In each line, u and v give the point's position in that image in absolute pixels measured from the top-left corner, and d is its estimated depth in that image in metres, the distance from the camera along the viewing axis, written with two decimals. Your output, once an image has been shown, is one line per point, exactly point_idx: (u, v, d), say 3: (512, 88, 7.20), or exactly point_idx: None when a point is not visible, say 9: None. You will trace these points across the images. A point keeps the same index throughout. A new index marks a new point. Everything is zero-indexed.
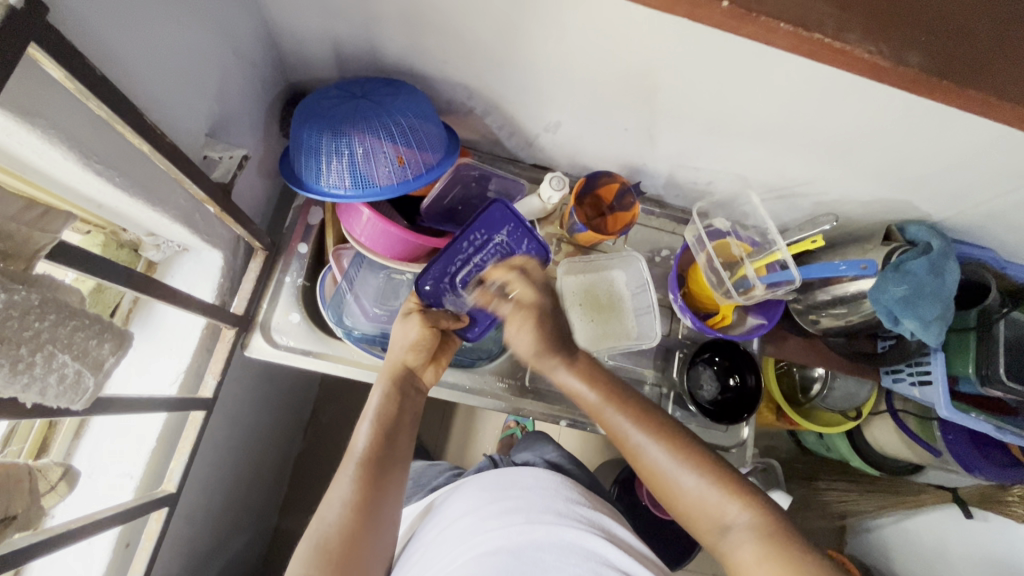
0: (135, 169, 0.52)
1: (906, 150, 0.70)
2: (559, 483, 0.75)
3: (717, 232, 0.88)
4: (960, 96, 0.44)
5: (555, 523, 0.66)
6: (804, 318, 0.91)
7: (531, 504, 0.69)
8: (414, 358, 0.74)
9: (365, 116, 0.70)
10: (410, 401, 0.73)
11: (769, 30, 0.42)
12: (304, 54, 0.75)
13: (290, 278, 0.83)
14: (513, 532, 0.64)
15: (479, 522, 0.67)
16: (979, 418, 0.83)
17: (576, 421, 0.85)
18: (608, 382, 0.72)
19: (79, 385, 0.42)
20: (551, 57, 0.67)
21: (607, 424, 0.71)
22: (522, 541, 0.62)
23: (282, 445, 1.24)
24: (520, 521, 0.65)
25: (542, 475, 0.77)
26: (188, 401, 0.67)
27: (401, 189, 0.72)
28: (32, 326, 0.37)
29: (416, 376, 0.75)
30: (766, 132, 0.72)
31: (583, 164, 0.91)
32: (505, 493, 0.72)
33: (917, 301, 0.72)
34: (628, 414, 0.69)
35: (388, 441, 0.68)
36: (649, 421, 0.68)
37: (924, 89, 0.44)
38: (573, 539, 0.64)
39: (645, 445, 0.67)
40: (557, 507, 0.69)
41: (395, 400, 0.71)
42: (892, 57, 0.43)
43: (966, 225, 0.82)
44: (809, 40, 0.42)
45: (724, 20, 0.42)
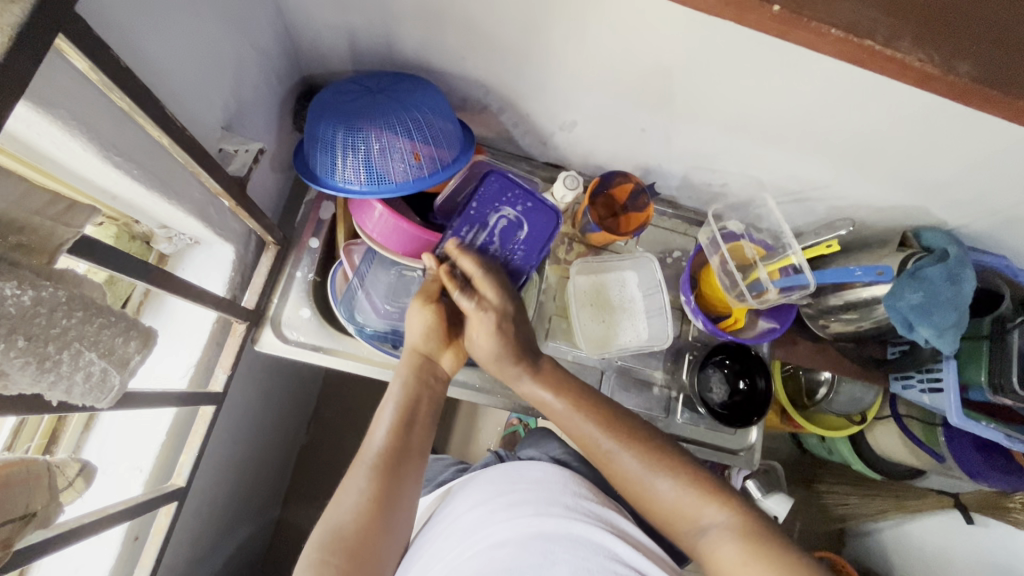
0: (152, 161, 0.52)
1: (928, 156, 0.69)
2: (567, 477, 0.75)
3: (732, 234, 0.87)
4: (1007, 107, 0.44)
5: (563, 517, 0.65)
6: (814, 322, 0.91)
7: (539, 497, 0.69)
8: (435, 346, 0.74)
9: (382, 112, 0.69)
10: (433, 389, 0.73)
11: (818, 36, 0.41)
12: (319, 47, 0.74)
13: (301, 273, 0.82)
14: (522, 523, 0.64)
15: (488, 515, 0.67)
16: (990, 426, 0.82)
17: None
18: (575, 390, 0.72)
19: (105, 383, 0.42)
20: (571, 55, 0.67)
21: (573, 430, 0.70)
22: (531, 532, 0.62)
23: (286, 438, 1.24)
24: (528, 514, 0.65)
25: (550, 469, 0.76)
26: (198, 396, 0.67)
27: (418, 186, 0.71)
28: (60, 323, 0.37)
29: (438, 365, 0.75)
30: (786, 134, 0.71)
31: (596, 164, 0.91)
32: (513, 486, 0.72)
33: (933, 308, 0.72)
34: (595, 421, 0.68)
35: (408, 432, 0.67)
36: (617, 427, 0.68)
37: (975, 99, 0.43)
38: (582, 532, 0.63)
39: (615, 451, 0.66)
40: (564, 501, 0.69)
41: (417, 389, 0.71)
42: (943, 65, 0.42)
43: (982, 232, 0.82)
44: (857, 47, 0.42)
45: (771, 26, 0.42)
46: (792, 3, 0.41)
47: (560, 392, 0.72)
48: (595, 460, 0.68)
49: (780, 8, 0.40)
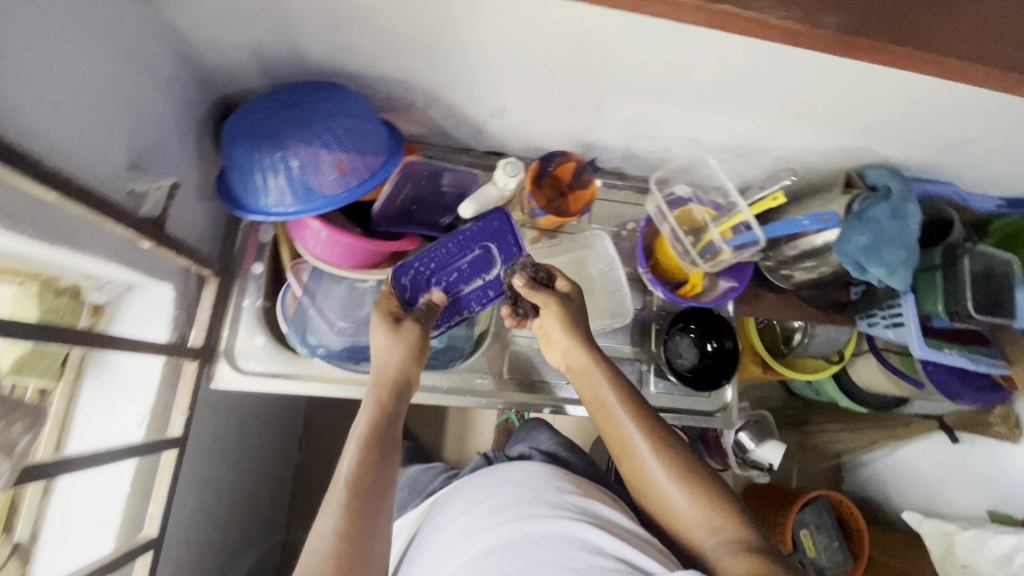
0: (47, 217, 0.49)
1: (858, 98, 0.68)
2: (549, 474, 0.75)
3: (678, 199, 0.87)
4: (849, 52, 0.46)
5: (546, 516, 0.65)
6: (776, 275, 0.91)
7: (522, 499, 0.69)
8: (409, 370, 0.72)
9: (298, 127, 0.66)
10: (399, 415, 0.70)
11: None
12: (226, 66, 0.71)
13: (248, 301, 0.80)
14: (505, 529, 0.64)
15: (472, 528, 0.67)
16: (952, 352, 0.84)
17: (561, 407, 0.85)
18: (622, 386, 0.72)
19: None
20: (482, 42, 0.64)
21: (606, 416, 0.73)
22: (514, 539, 0.62)
23: (278, 461, 1.23)
24: (511, 519, 0.65)
25: (532, 468, 0.76)
26: (154, 445, 0.66)
27: (348, 198, 0.69)
28: None
29: (405, 386, 0.72)
30: (714, 93, 0.70)
31: (537, 146, 0.89)
32: (496, 492, 0.72)
33: (880, 248, 0.72)
34: (630, 412, 0.71)
35: (378, 465, 0.63)
36: (648, 419, 0.70)
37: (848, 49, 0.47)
38: (564, 529, 0.63)
39: (639, 439, 0.69)
40: (546, 498, 0.69)
41: (385, 415, 0.68)
42: (806, 19, 0.46)
43: (926, 163, 0.81)
44: None
45: None
46: None
47: (619, 397, 0.72)
48: (620, 448, 0.71)
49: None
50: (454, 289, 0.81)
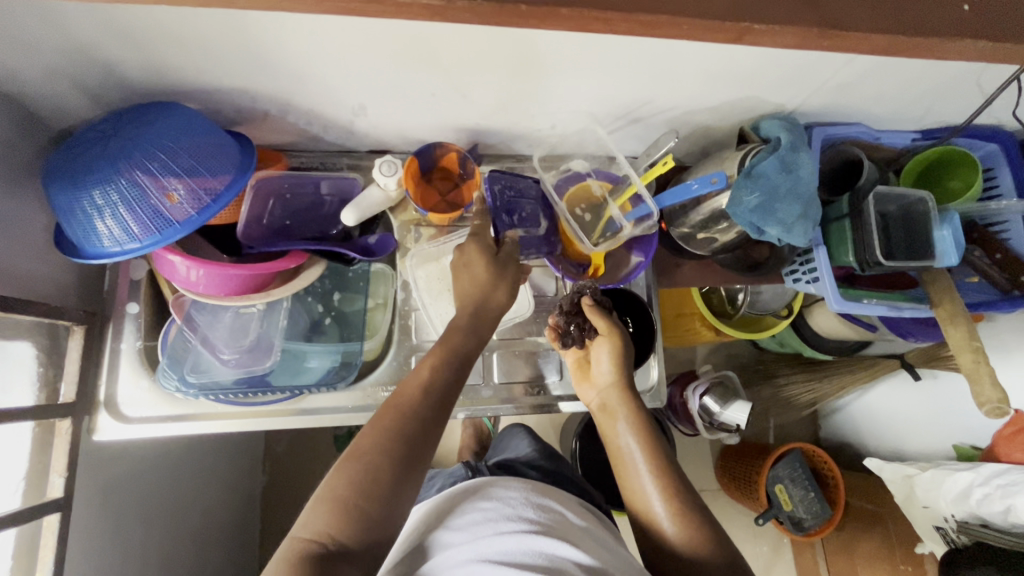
0: None
1: (724, 49, 0.62)
2: (526, 487, 0.72)
3: (576, 175, 0.83)
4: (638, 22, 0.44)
5: (521, 531, 0.62)
6: (695, 243, 0.85)
7: (499, 513, 0.66)
8: (448, 382, 0.65)
9: (120, 158, 0.61)
10: (438, 423, 0.62)
11: None
12: (45, 99, 0.65)
13: (127, 344, 0.76)
14: (481, 544, 0.61)
15: (457, 535, 0.64)
16: (873, 302, 0.80)
17: (555, 405, 0.85)
18: (645, 431, 0.70)
19: None
20: (301, 41, 0.58)
21: (621, 454, 0.71)
22: (491, 553, 0.60)
23: (238, 489, 1.20)
24: (489, 534, 0.62)
25: (513, 482, 0.72)
26: (26, 513, 0.62)
27: (186, 228, 0.63)
28: None
29: (462, 367, 0.67)
30: (571, 63, 0.64)
31: (419, 139, 0.83)
32: (478, 503, 0.68)
33: (773, 206, 0.68)
34: (648, 456, 0.68)
35: (393, 485, 0.56)
36: (665, 467, 0.68)
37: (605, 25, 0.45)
38: (536, 544, 0.61)
39: (649, 481, 0.67)
40: (521, 512, 0.66)
41: (414, 393, 0.62)
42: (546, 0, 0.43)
43: (825, 106, 0.76)
44: None
45: None
46: None
47: (639, 436, 0.70)
48: (627, 485, 0.70)
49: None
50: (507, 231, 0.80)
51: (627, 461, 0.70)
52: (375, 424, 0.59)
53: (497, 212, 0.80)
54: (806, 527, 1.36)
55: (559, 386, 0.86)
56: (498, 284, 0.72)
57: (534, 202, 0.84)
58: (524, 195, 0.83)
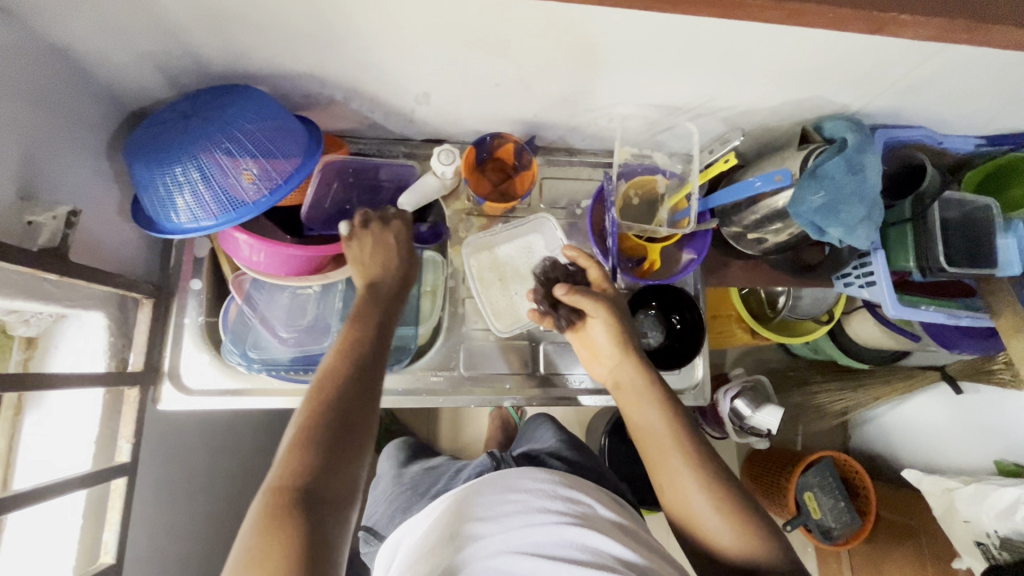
0: None
1: (796, 46, 0.62)
2: (556, 478, 0.71)
3: (651, 166, 0.82)
4: None
5: (553, 522, 0.62)
6: (745, 242, 0.84)
7: (529, 503, 0.66)
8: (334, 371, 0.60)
9: (199, 138, 0.63)
10: (366, 404, 0.57)
11: None
12: (127, 80, 0.67)
13: (190, 318, 0.78)
14: (512, 536, 0.62)
15: (485, 525, 0.64)
16: (930, 308, 0.78)
17: (576, 399, 0.84)
18: (671, 411, 0.68)
19: None
20: (379, 29, 0.59)
21: (653, 446, 0.68)
22: (524, 547, 0.60)
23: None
24: (520, 525, 0.62)
25: (541, 474, 0.71)
26: (98, 475, 0.65)
27: (258, 208, 0.65)
28: None
29: (363, 355, 0.62)
30: (639, 56, 0.64)
31: (475, 129, 0.84)
32: (506, 494, 0.67)
33: (837, 208, 0.67)
34: (682, 450, 0.65)
35: (325, 477, 0.51)
36: (703, 461, 0.65)
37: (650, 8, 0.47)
38: (569, 536, 0.61)
39: (685, 479, 0.64)
40: (551, 504, 0.66)
41: (356, 340, 0.63)
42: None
43: (891, 107, 0.75)
44: None
45: None
46: None
47: (666, 417, 0.67)
48: (661, 480, 0.67)
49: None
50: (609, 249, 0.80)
51: (654, 441, 0.67)
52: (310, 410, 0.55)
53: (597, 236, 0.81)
54: (835, 537, 1.34)
55: (580, 378, 0.85)
56: (403, 269, 0.72)
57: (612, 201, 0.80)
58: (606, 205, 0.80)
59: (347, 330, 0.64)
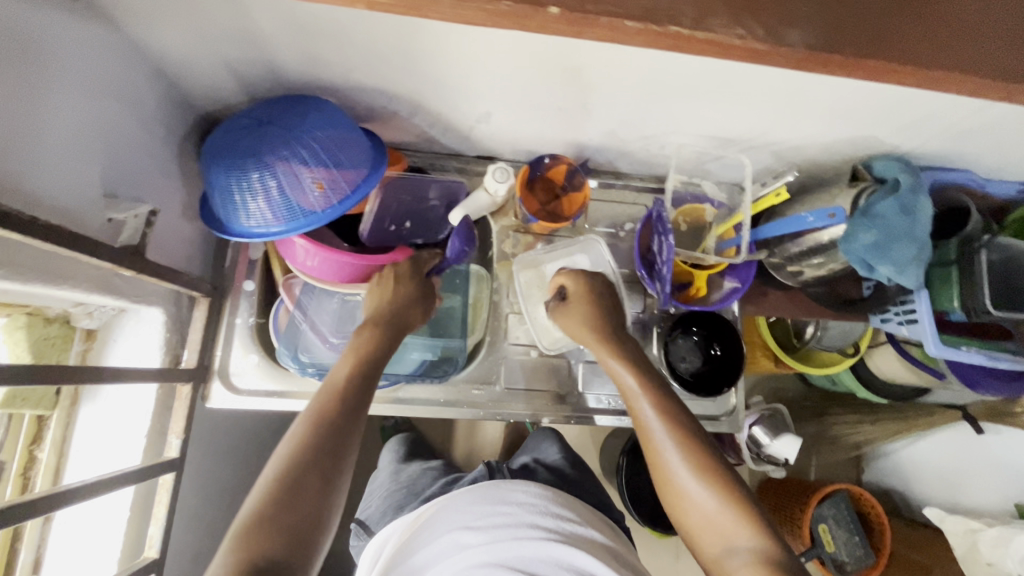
0: (21, 254, 0.49)
1: (862, 88, 0.63)
2: (546, 495, 0.70)
3: (701, 194, 0.86)
4: (847, 66, 0.43)
5: (541, 540, 0.63)
6: (784, 272, 0.86)
7: (520, 519, 0.66)
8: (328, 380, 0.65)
9: (274, 146, 0.65)
10: (350, 408, 0.63)
11: (614, 30, 0.40)
12: (204, 86, 0.69)
13: (241, 319, 0.80)
14: (502, 548, 0.61)
15: (477, 535, 0.63)
16: (971, 349, 0.80)
17: (589, 418, 0.85)
18: (658, 396, 0.69)
19: None
20: (458, 51, 0.62)
21: (637, 421, 0.70)
22: (512, 559, 0.60)
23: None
24: (507, 537, 0.63)
25: (531, 487, 0.71)
26: (150, 469, 0.66)
27: (329, 216, 0.67)
28: None
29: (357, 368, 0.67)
30: (705, 90, 0.66)
31: (527, 149, 0.86)
32: (492, 506, 0.67)
33: (889, 246, 0.68)
34: (666, 424, 0.67)
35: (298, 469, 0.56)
36: (688, 437, 0.66)
37: (810, 64, 0.42)
38: (558, 555, 0.62)
39: (670, 453, 0.65)
40: (539, 520, 0.66)
41: (350, 386, 0.65)
42: (771, 38, 0.41)
43: (939, 150, 0.76)
44: (662, 34, 0.40)
45: (562, 28, 0.40)
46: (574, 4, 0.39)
47: (653, 402, 0.69)
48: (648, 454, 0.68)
49: (558, 10, 0.39)
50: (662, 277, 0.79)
51: (643, 428, 0.69)
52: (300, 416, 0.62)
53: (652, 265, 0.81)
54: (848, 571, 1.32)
55: (594, 399, 0.85)
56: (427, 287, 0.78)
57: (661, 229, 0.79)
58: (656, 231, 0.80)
59: (348, 372, 0.66)
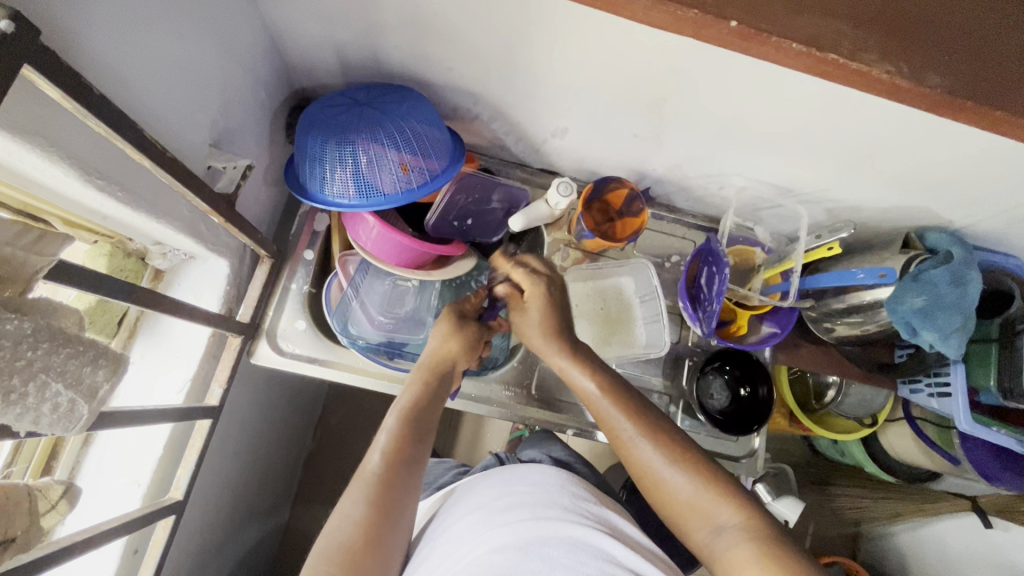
0: (136, 182, 0.53)
1: (929, 159, 0.66)
2: (566, 478, 0.66)
3: (753, 239, 0.89)
4: (984, 118, 0.42)
5: (562, 520, 0.57)
6: (818, 326, 0.87)
7: (537, 499, 0.60)
8: (429, 371, 0.69)
9: (369, 125, 0.69)
10: (438, 402, 0.68)
11: (779, 50, 0.40)
12: (309, 63, 0.74)
13: (296, 285, 0.82)
14: (520, 528, 0.55)
15: (496, 518, 0.58)
16: (1001, 432, 0.79)
17: (583, 430, 0.84)
18: (598, 372, 0.69)
19: (72, 413, 0.42)
20: (556, 63, 0.65)
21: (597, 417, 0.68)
22: (530, 538, 0.54)
23: (294, 444, 1.18)
24: (525, 518, 0.57)
25: (548, 470, 0.67)
26: (195, 410, 0.67)
27: (407, 198, 0.71)
28: (24, 355, 0.38)
29: (451, 370, 0.71)
30: (781, 137, 0.69)
31: (592, 169, 0.89)
32: (510, 490, 0.63)
33: (936, 312, 0.70)
34: (623, 410, 0.66)
35: (407, 452, 0.62)
36: (649, 421, 0.65)
37: (947, 109, 0.42)
38: (581, 537, 0.55)
39: (639, 439, 0.64)
40: (561, 503, 0.60)
41: (425, 402, 0.67)
42: (911, 77, 0.40)
43: (992, 232, 0.79)
44: (821, 60, 0.40)
45: (731, 41, 0.40)
46: (751, 17, 0.39)
47: (601, 383, 0.68)
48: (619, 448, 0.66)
49: (738, 24, 0.39)
50: (710, 308, 0.81)
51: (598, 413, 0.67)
52: (400, 399, 0.67)
53: (704, 297, 0.83)
54: None
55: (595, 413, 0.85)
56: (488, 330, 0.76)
57: (714, 259, 0.81)
58: (711, 260, 0.82)
59: (420, 389, 0.67)
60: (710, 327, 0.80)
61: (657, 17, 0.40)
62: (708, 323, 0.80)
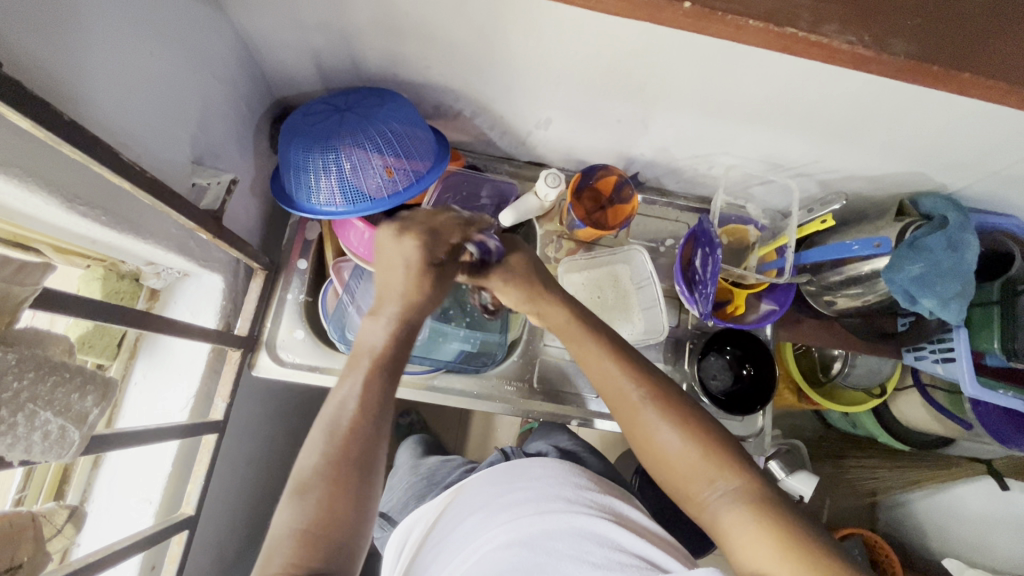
0: (119, 205, 0.53)
1: (915, 125, 0.66)
2: (568, 469, 0.66)
3: (746, 216, 0.89)
4: (951, 81, 0.41)
5: (565, 512, 0.57)
6: (819, 300, 0.87)
7: (539, 493, 0.60)
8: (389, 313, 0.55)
9: (350, 130, 0.69)
10: (407, 350, 0.55)
11: (736, 28, 0.40)
12: (287, 72, 0.74)
13: (292, 295, 0.83)
14: (523, 524, 0.56)
15: (500, 515, 0.58)
16: (1009, 395, 0.78)
17: (588, 420, 0.84)
18: (598, 332, 0.65)
19: (64, 439, 0.42)
20: (532, 54, 0.65)
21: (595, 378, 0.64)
22: (533, 532, 0.54)
23: None
24: (528, 513, 0.57)
25: (550, 463, 0.67)
26: (199, 425, 0.68)
27: (394, 201, 0.71)
28: (11, 386, 0.39)
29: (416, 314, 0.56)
30: (765, 113, 0.68)
31: (579, 158, 0.89)
32: (514, 486, 0.63)
33: (935, 279, 0.69)
34: (623, 371, 0.62)
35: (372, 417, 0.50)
36: (649, 383, 0.62)
37: (914, 76, 0.41)
38: (585, 526, 0.56)
39: (638, 405, 0.61)
40: (564, 495, 0.60)
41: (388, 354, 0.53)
42: (875, 45, 0.40)
43: (987, 194, 0.78)
44: (780, 35, 0.40)
45: (688, 22, 0.40)
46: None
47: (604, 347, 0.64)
48: (614, 409, 0.63)
49: (691, 5, 0.38)
50: (705, 289, 0.80)
51: (596, 371, 0.64)
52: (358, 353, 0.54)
53: (698, 278, 0.82)
54: None
55: (599, 402, 0.85)
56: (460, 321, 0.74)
57: (706, 240, 0.81)
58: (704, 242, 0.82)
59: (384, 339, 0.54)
60: (706, 308, 0.80)
61: (614, 5, 0.39)
62: (703, 304, 0.80)
